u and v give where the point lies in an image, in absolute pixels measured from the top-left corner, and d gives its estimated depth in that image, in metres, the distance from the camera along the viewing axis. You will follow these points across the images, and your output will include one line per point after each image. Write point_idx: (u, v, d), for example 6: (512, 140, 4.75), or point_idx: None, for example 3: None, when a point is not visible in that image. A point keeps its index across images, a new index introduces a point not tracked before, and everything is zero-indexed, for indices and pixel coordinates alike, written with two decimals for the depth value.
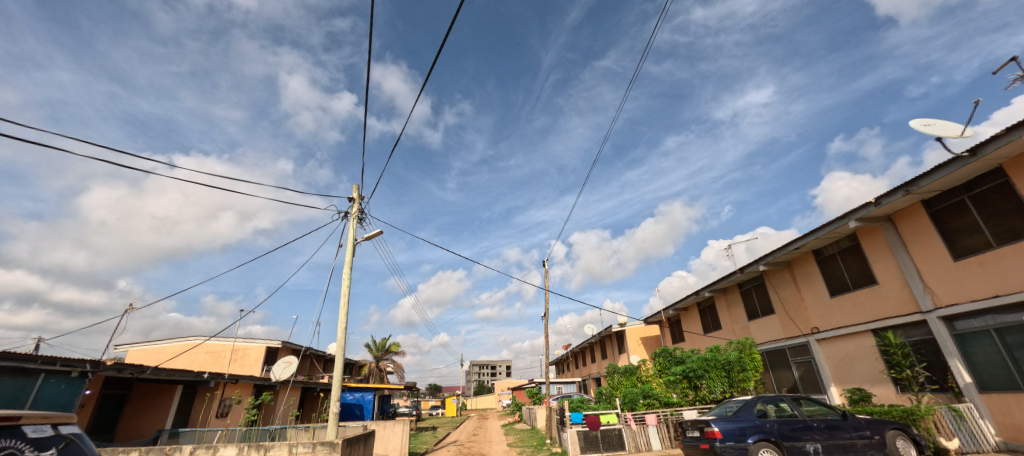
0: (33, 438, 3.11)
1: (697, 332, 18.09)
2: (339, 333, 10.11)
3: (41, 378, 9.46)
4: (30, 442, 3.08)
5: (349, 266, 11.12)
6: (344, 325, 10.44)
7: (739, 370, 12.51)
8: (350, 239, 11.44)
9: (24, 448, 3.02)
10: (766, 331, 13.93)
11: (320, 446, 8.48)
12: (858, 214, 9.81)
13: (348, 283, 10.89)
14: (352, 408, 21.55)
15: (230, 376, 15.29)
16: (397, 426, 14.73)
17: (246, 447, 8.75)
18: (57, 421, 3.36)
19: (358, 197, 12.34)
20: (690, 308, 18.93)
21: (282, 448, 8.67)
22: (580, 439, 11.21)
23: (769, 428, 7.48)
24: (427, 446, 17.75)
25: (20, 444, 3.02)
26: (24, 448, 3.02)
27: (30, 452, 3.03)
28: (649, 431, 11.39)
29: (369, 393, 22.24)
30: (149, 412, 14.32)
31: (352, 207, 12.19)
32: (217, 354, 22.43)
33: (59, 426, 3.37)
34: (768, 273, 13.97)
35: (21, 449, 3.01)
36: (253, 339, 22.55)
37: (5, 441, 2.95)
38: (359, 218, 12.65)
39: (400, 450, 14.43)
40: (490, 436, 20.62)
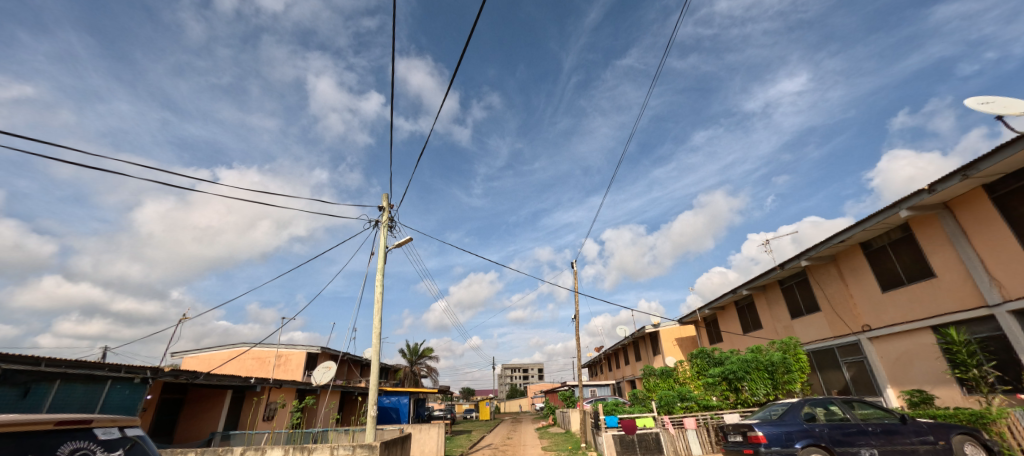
0: (102, 440, 3.33)
1: (736, 332, 17.45)
2: (375, 337, 10.45)
3: (108, 384, 10.20)
4: (100, 443, 3.29)
5: (382, 273, 11.45)
6: (378, 330, 10.75)
7: (783, 372, 11.94)
8: (382, 247, 11.78)
9: (95, 448, 3.23)
10: (812, 330, 13.21)
11: (360, 448, 8.75)
12: (910, 203, 9.18)
13: (381, 289, 11.18)
14: (388, 411, 22.09)
15: (275, 381, 15.89)
16: (432, 429, 14.96)
17: (291, 448, 9.05)
18: (124, 424, 3.60)
19: (387, 205, 12.70)
20: (728, 307, 18.27)
21: (323, 450, 8.94)
22: (616, 443, 11.00)
23: (818, 432, 7.09)
24: (463, 449, 18.08)
25: (92, 445, 3.23)
26: (95, 449, 3.23)
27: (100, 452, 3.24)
28: (689, 435, 11.04)
29: (404, 397, 22.78)
30: (201, 415, 15.13)
31: (382, 216, 12.57)
32: (262, 359, 23.49)
33: (126, 429, 3.61)
34: (812, 269, 13.27)
35: (93, 449, 3.22)
36: (295, 345, 23.50)
37: (77, 443, 3.16)
38: (390, 226, 13.02)
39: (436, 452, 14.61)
40: (524, 440, 20.64)
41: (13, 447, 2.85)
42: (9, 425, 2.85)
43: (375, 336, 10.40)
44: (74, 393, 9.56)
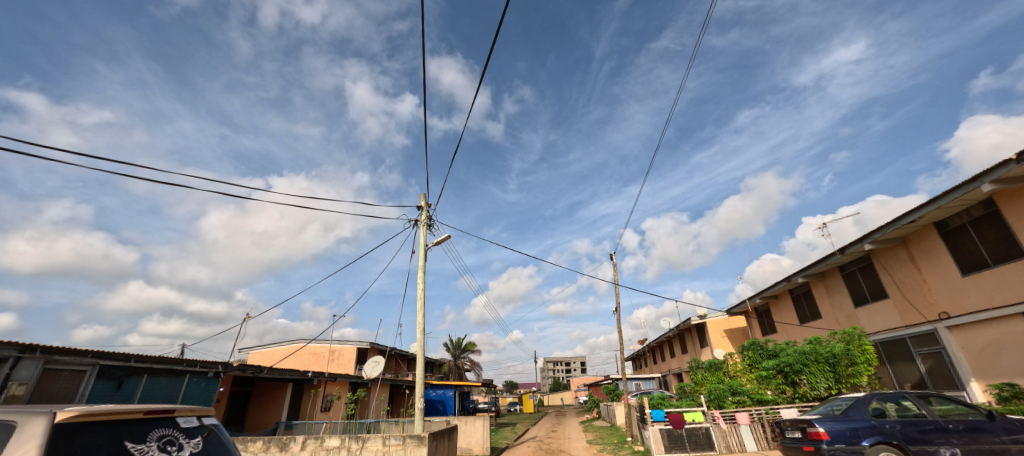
0: (184, 427, 3.66)
1: (792, 322, 16.47)
2: (419, 333, 10.77)
3: (186, 378, 11.21)
4: (182, 430, 3.63)
5: (423, 270, 11.77)
6: (422, 326, 11.08)
7: (846, 364, 11.14)
8: (422, 246, 12.11)
9: (179, 435, 3.56)
10: (879, 319, 12.21)
11: (410, 439, 9.16)
12: (994, 175, 8.24)
13: (423, 286, 11.49)
14: (435, 404, 22.76)
15: (329, 375, 16.79)
16: (477, 421, 15.26)
17: (347, 438, 9.53)
18: (201, 414, 3.94)
19: (425, 204, 13.02)
20: (782, 296, 17.27)
21: (376, 440, 9.35)
22: (663, 438, 10.74)
23: (888, 430, 6.56)
24: (508, 441, 18.34)
25: (176, 432, 3.56)
26: (178, 435, 3.56)
27: (182, 438, 3.57)
28: (742, 431, 10.57)
29: (449, 390, 23.39)
30: (266, 406, 16.28)
31: (421, 215, 12.90)
32: (317, 354, 24.90)
33: (203, 418, 3.94)
34: (877, 252, 12.25)
35: (177, 435, 3.55)
36: (346, 340, 24.71)
37: (164, 429, 3.51)
38: (429, 224, 13.35)
39: (482, 445, 14.90)
40: (569, 433, 20.61)
41: (112, 433, 3.17)
42: (108, 415, 3.18)
43: (419, 332, 10.72)
44: (159, 385, 10.59)
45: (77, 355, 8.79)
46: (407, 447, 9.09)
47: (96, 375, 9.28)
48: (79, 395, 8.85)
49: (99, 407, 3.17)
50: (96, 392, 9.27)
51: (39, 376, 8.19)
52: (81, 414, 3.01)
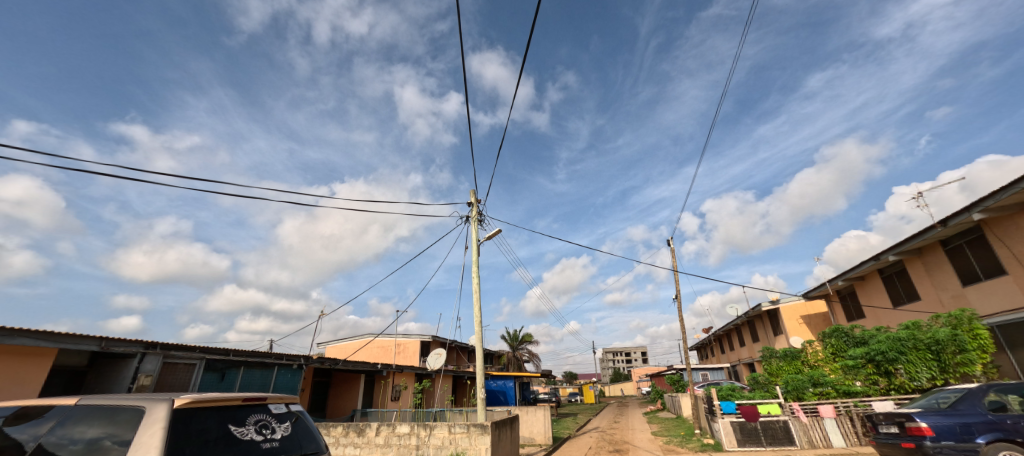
0: (275, 413, 4.04)
1: (883, 306, 14.82)
2: (477, 325, 11.03)
3: (276, 370, 12.40)
4: (274, 415, 4.01)
5: (477, 265, 12.01)
6: (479, 319, 11.34)
7: (953, 352, 9.85)
8: (474, 241, 12.36)
9: (271, 419, 3.95)
10: (995, 299, 10.62)
11: (474, 427, 9.51)
12: None
13: (478, 280, 11.74)
14: (496, 394, 23.28)
15: (396, 367, 17.77)
16: (538, 411, 15.43)
17: (416, 425, 10.02)
18: (289, 401, 4.32)
19: (475, 200, 13.25)
20: (870, 276, 15.57)
21: (442, 428, 9.78)
22: (736, 431, 10.20)
23: (1011, 426, 5.71)
24: (570, 431, 18.36)
25: (269, 417, 3.95)
26: (271, 419, 3.95)
27: (274, 422, 3.95)
28: (826, 425, 9.74)
29: (509, 381, 23.83)
30: (343, 395, 17.60)
31: (472, 211, 13.16)
32: (385, 348, 26.45)
33: (291, 404, 4.32)
34: (990, 222, 10.61)
35: (269, 419, 3.94)
36: (410, 334, 25.98)
37: (259, 415, 3.90)
38: (479, 220, 13.58)
39: (544, 434, 15.04)
40: (633, 424, 20.21)
41: (219, 417, 3.57)
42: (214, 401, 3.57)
43: (477, 324, 11.00)
44: (254, 377, 11.82)
45: (188, 350, 10.04)
46: (471, 435, 9.48)
47: (204, 367, 10.56)
48: (191, 385, 10.13)
49: (207, 394, 3.57)
50: (205, 382, 10.55)
51: (159, 369, 9.48)
52: (195, 400, 3.41)
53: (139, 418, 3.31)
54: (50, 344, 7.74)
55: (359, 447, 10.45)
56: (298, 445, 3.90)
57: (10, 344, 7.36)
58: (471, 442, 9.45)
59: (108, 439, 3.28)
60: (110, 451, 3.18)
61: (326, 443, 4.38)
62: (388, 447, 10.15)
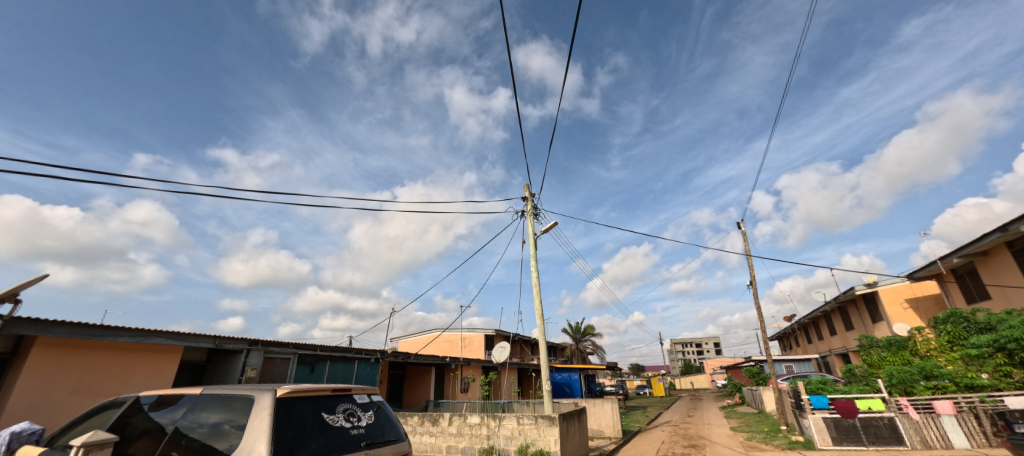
0: (360, 402, 4.37)
1: (1016, 284, 12.57)
2: (539, 319, 11.07)
3: (356, 364, 13.41)
4: (359, 404, 4.34)
5: (535, 259, 12.03)
6: (541, 312, 11.36)
7: None
8: (531, 235, 12.39)
9: (357, 408, 4.28)
10: None
11: (542, 419, 9.64)
12: None
13: (537, 273, 11.76)
14: (561, 386, 23.28)
15: (464, 360, 18.43)
16: (605, 404, 15.19)
17: (486, 416, 10.30)
18: (371, 392, 4.65)
19: (530, 194, 13.24)
20: (998, 251, 13.26)
21: (511, 419, 9.99)
22: (830, 427, 9.34)
23: None
24: (641, 424, 17.87)
25: (354, 406, 4.28)
26: (356, 407, 4.29)
27: (359, 410, 4.29)
28: (944, 424, 8.52)
29: (574, 373, 23.69)
30: (417, 387, 18.59)
31: (527, 206, 13.18)
32: (452, 342, 27.50)
33: (372, 395, 4.64)
34: None
35: (355, 408, 4.27)
36: (474, 328, 26.75)
37: (346, 403, 4.24)
38: (535, 214, 13.56)
39: (614, 427, 14.77)
40: (708, 419, 19.21)
41: (314, 406, 3.91)
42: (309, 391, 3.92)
43: (539, 318, 11.05)
44: (338, 370, 12.87)
45: (283, 346, 11.18)
46: (540, 427, 9.62)
47: (297, 362, 11.70)
48: (288, 377, 11.30)
49: (302, 385, 3.93)
50: (298, 374, 11.70)
51: (262, 363, 10.72)
52: (293, 390, 3.76)
53: (250, 406, 3.72)
54: (177, 343, 8.98)
55: (434, 436, 10.91)
56: (381, 433, 4.21)
57: (149, 343, 8.66)
58: (540, 433, 9.59)
59: (226, 424, 3.73)
60: (229, 434, 3.61)
61: (406, 431, 4.68)
62: (460, 436, 10.53)
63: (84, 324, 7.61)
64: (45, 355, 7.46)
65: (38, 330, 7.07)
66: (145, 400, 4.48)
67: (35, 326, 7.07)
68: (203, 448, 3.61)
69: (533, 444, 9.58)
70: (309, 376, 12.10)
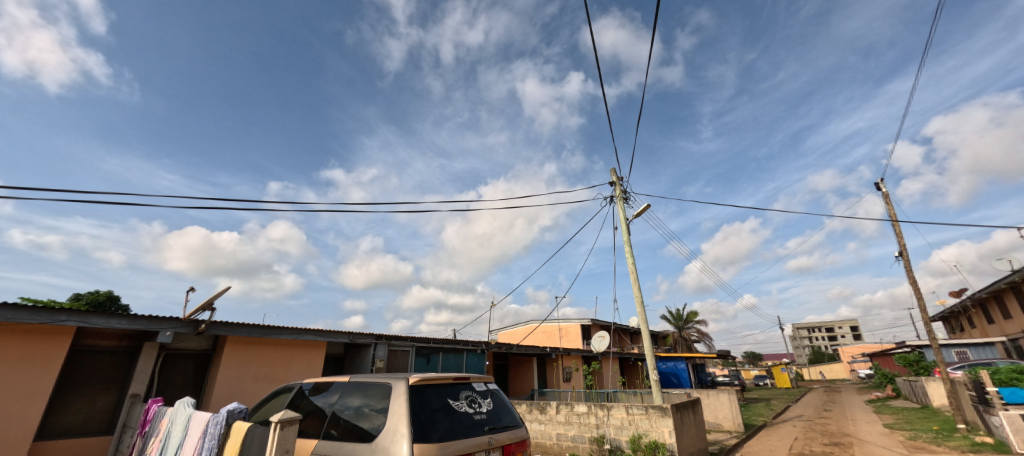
0: (478, 389, 4.78)
1: None
2: (637, 306, 10.65)
3: (465, 355, 14.43)
4: (477, 391, 4.74)
5: (628, 245, 11.58)
6: (640, 299, 10.92)
7: None
8: (622, 220, 11.94)
9: (476, 394, 4.67)
10: None
11: (653, 409, 9.33)
12: None
13: (632, 260, 11.30)
14: (668, 376, 22.11)
15: (564, 350, 18.63)
16: (721, 395, 14.03)
17: (593, 406, 10.30)
18: (484, 380, 5.05)
19: (617, 178, 12.75)
20: None
21: (620, 409, 9.86)
22: None
23: None
24: (765, 418, 16.13)
25: (474, 392, 4.68)
26: (476, 394, 4.68)
27: (478, 396, 4.68)
28: None
29: (681, 362, 22.30)
30: (521, 377, 19.26)
31: (615, 190, 12.71)
32: (549, 332, 27.85)
33: (486, 383, 5.04)
34: None
35: (475, 394, 4.66)
36: (569, 318, 26.73)
37: (468, 390, 4.64)
38: (625, 198, 13.02)
39: (734, 420, 13.59)
40: (852, 413, 16.58)
41: (439, 392, 4.33)
42: (434, 379, 4.37)
43: (638, 305, 10.66)
44: (450, 360, 13.97)
45: (402, 339, 12.50)
46: (652, 417, 9.32)
47: (415, 353, 12.99)
48: (409, 367, 12.63)
49: (428, 373, 4.39)
50: (417, 364, 13.00)
51: (387, 355, 12.09)
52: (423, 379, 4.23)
53: (388, 392, 4.27)
54: (321, 339, 10.57)
55: (543, 424, 11.14)
56: (499, 418, 4.58)
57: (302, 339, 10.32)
58: (652, 424, 9.29)
59: (367, 407, 4.35)
60: (371, 415, 4.21)
61: (520, 414, 5.02)
62: (569, 425, 10.62)
63: (257, 325, 9.35)
64: (233, 350, 9.37)
65: (228, 330, 8.89)
66: (305, 385, 5.39)
67: (225, 328, 8.92)
68: (353, 428, 4.27)
69: (646, 434, 9.30)
70: (426, 366, 13.37)
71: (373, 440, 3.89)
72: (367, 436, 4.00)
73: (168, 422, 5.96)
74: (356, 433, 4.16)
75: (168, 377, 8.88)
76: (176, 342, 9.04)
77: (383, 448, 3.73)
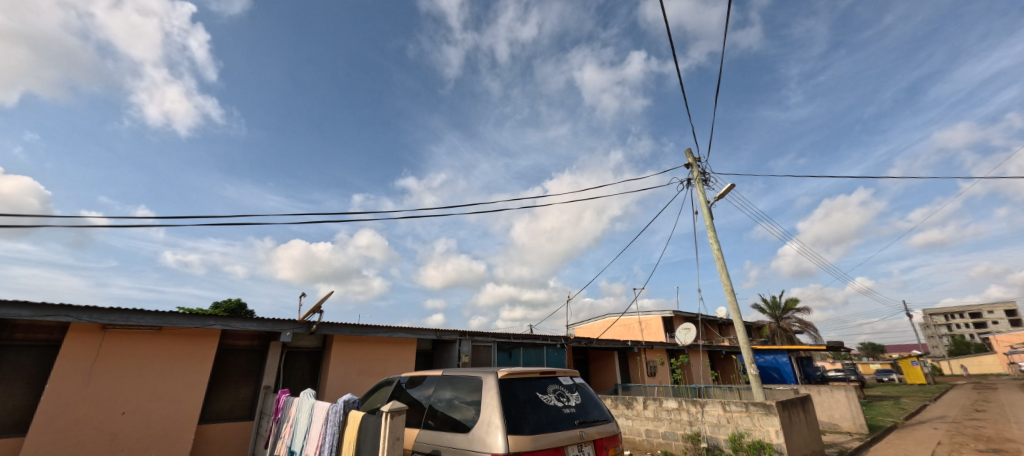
0: (565, 383, 4.78)
1: None
2: (727, 295, 9.86)
3: (544, 349, 14.57)
4: (565, 385, 4.75)
5: (712, 230, 10.76)
6: (729, 287, 10.10)
7: None
8: (703, 204, 11.13)
9: (564, 388, 4.68)
10: None
11: (754, 406, 8.58)
12: None
13: (717, 245, 10.49)
14: (768, 371, 20.15)
15: (646, 344, 17.90)
16: (837, 392, 12.46)
17: (685, 401, 9.75)
18: (571, 374, 5.04)
19: (694, 160, 11.91)
20: None
21: (715, 406, 9.23)
22: None
23: None
24: (895, 419, 13.95)
25: (562, 386, 4.69)
26: (564, 387, 4.69)
27: (566, 390, 4.68)
28: None
29: (782, 355, 20.18)
30: (602, 371, 18.90)
31: (692, 172, 11.89)
32: (629, 326, 26.95)
33: (572, 376, 5.02)
34: None
35: (562, 387, 4.67)
36: (649, 311, 25.62)
37: (555, 384, 4.66)
38: (704, 180, 12.12)
39: (853, 420, 11.95)
40: (1014, 415, 13.69)
41: (528, 386, 4.42)
42: (521, 373, 4.46)
43: (727, 294, 9.88)
44: (531, 355, 14.21)
45: (485, 335, 12.97)
46: (753, 415, 8.57)
47: (497, 348, 13.42)
48: (492, 362, 13.09)
49: (515, 367, 4.51)
50: (499, 359, 13.43)
51: (471, 350, 12.64)
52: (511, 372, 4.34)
53: (479, 385, 4.46)
54: (411, 336, 11.38)
55: (631, 419, 10.75)
56: (588, 411, 4.54)
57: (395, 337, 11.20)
58: (755, 422, 8.55)
59: (458, 400, 4.60)
60: (462, 407, 4.46)
61: (609, 409, 4.94)
62: (659, 421, 10.15)
63: (357, 324, 10.36)
64: (341, 347, 10.48)
65: (334, 330, 9.96)
66: (403, 379, 5.84)
67: (332, 327, 10.00)
68: (446, 418, 4.55)
69: (749, 434, 8.61)
70: (508, 361, 13.74)
71: (469, 430, 4.10)
72: (461, 427, 4.23)
73: (296, 410, 6.85)
74: (451, 423, 4.42)
75: (292, 371, 10.21)
76: (295, 341, 10.32)
77: (479, 438, 3.90)
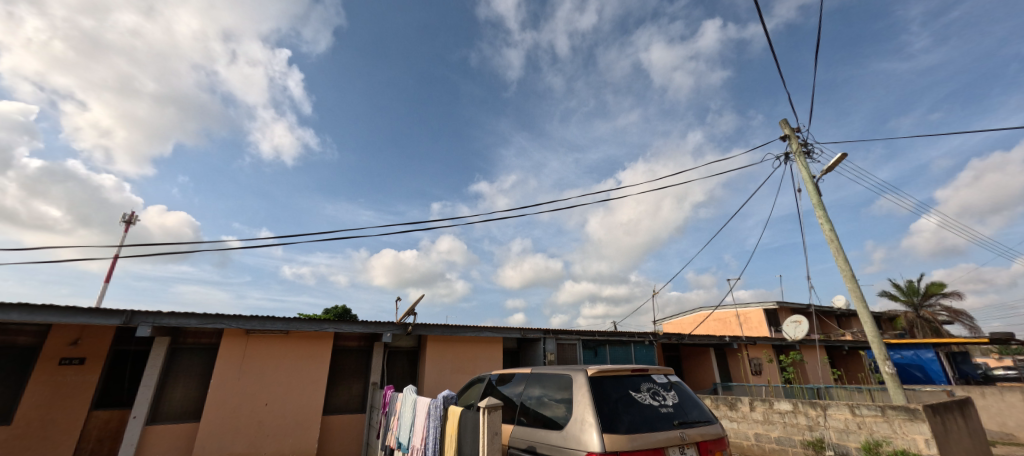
0: (660, 381, 4.50)
1: None
2: (846, 282, 8.53)
3: (632, 346, 13.99)
4: (659, 383, 4.47)
5: (820, 207, 9.41)
6: (848, 273, 8.73)
7: None
8: (807, 179, 9.78)
9: (659, 386, 4.41)
10: None
11: (893, 410, 7.32)
12: None
13: (828, 225, 9.15)
14: (909, 369, 17.09)
15: (748, 339, 16.28)
16: (1011, 395, 10.07)
17: (801, 403, 8.64)
18: (666, 372, 4.73)
19: (791, 130, 10.54)
20: None
21: (841, 409, 8.05)
22: None
23: None
24: None
25: (657, 384, 4.43)
26: (659, 386, 4.43)
27: (662, 389, 4.41)
28: None
29: (927, 350, 16.96)
30: (697, 369, 17.63)
31: (790, 145, 10.52)
32: (724, 320, 24.79)
33: (667, 375, 4.72)
34: None
35: (657, 386, 4.41)
36: (748, 302, 23.31)
37: (649, 382, 4.42)
38: (807, 152, 10.64)
39: None
40: None
41: (619, 384, 4.25)
42: (612, 371, 4.31)
43: (846, 280, 8.56)
44: (618, 352, 13.74)
45: (569, 333, 12.85)
46: (893, 421, 7.31)
47: (582, 346, 13.21)
48: (578, 360, 12.91)
49: (605, 365, 4.37)
50: (585, 357, 13.20)
51: (556, 348, 12.59)
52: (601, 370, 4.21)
53: (569, 383, 4.39)
54: (497, 335, 11.70)
55: (735, 422, 9.83)
56: (688, 412, 4.23)
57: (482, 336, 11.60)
58: (896, 429, 7.29)
59: (548, 397, 4.58)
60: (553, 404, 4.43)
61: (712, 410, 4.54)
62: (770, 424, 9.14)
63: (448, 325, 10.92)
64: (434, 347, 11.12)
65: (427, 330, 10.61)
66: (493, 376, 6.00)
67: (426, 328, 10.66)
68: (538, 415, 4.56)
69: (888, 442, 7.32)
70: (595, 359, 13.45)
71: (562, 428, 4.05)
72: (554, 424, 4.20)
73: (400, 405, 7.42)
74: (543, 420, 4.41)
75: (394, 369, 11.09)
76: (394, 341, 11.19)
77: (574, 435, 3.84)
